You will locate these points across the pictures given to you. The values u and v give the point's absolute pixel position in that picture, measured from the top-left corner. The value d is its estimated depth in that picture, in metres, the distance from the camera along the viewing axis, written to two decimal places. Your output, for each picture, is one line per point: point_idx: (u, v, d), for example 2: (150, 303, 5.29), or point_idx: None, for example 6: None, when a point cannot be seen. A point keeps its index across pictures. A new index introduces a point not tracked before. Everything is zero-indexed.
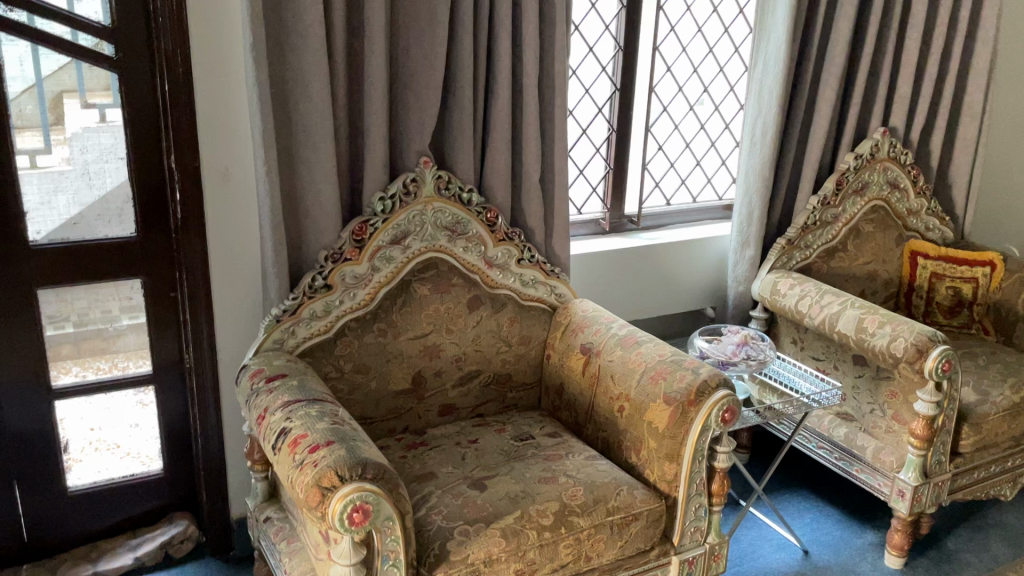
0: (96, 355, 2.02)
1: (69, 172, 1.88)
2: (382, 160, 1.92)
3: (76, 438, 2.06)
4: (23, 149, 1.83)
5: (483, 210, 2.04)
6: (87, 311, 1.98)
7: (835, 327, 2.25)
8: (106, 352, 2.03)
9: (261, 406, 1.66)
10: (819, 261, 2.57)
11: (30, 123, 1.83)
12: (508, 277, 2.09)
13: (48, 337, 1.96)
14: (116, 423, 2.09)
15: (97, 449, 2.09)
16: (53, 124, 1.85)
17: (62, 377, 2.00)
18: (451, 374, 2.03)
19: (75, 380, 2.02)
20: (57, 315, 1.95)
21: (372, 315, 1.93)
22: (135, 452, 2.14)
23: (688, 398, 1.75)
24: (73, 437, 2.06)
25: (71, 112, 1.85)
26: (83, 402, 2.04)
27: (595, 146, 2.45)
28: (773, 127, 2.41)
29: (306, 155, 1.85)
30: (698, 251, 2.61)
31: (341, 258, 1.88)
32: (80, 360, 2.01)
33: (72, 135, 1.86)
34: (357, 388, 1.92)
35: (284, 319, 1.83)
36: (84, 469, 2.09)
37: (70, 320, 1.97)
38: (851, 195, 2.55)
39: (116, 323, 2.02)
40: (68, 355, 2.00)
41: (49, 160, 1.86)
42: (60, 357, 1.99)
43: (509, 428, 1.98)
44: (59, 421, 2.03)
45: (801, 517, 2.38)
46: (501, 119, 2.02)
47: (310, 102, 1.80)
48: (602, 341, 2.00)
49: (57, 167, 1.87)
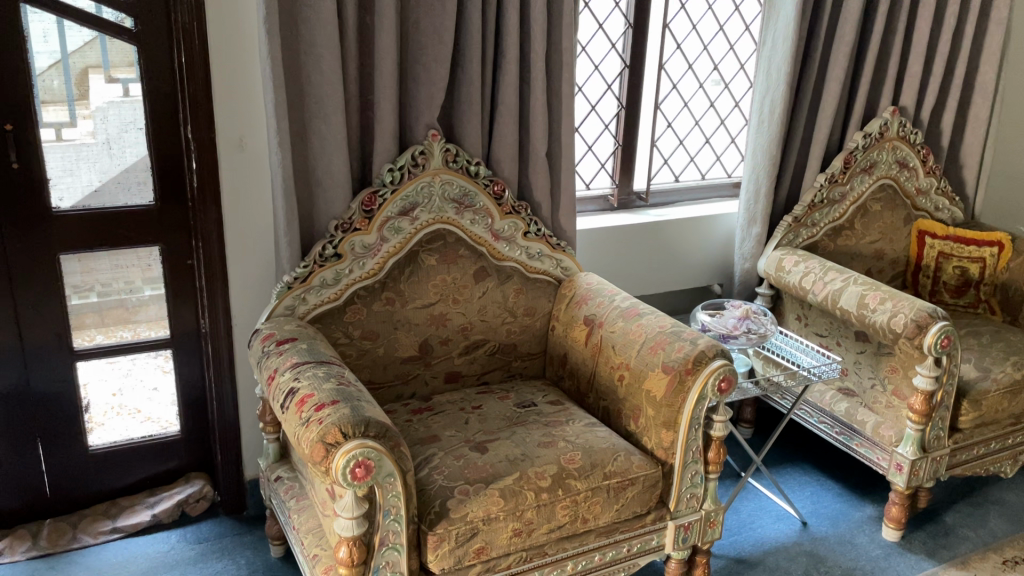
0: (119, 324, 2.11)
1: (92, 143, 1.95)
2: (392, 132, 1.97)
3: (99, 401, 2.15)
4: (49, 121, 1.90)
5: (490, 183, 2.09)
6: (110, 278, 2.06)
7: (837, 303, 2.28)
8: (129, 321, 2.11)
9: (271, 367, 1.73)
10: (825, 239, 2.59)
11: (56, 97, 1.90)
12: (514, 250, 2.14)
13: (73, 304, 2.04)
14: (137, 388, 2.18)
15: (118, 412, 2.18)
16: (78, 98, 1.92)
17: (85, 344, 2.09)
18: (457, 343, 2.09)
19: (97, 344, 2.10)
20: (82, 283, 2.03)
21: (380, 284, 2.00)
22: (155, 416, 2.22)
23: (686, 366, 1.81)
24: (95, 399, 2.14)
25: (95, 87, 1.92)
26: (104, 367, 2.13)
27: (604, 122, 2.49)
28: (780, 106, 2.43)
29: (318, 127, 1.90)
30: (704, 228, 2.64)
31: (351, 228, 1.95)
32: (104, 328, 2.09)
33: (96, 109, 1.93)
34: (366, 354, 1.98)
35: (296, 286, 1.91)
36: (105, 430, 2.18)
37: (95, 289, 2.05)
38: (859, 174, 2.57)
39: (138, 293, 2.10)
40: (91, 324, 2.08)
41: (74, 134, 1.93)
42: (84, 325, 2.07)
43: (512, 396, 2.04)
44: (83, 385, 2.12)
45: (801, 490, 2.42)
46: (509, 93, 2.06)
47: (322, 75, 1.85)
48: (604, 313, 2.06)
49: (81, 141, 1.94)
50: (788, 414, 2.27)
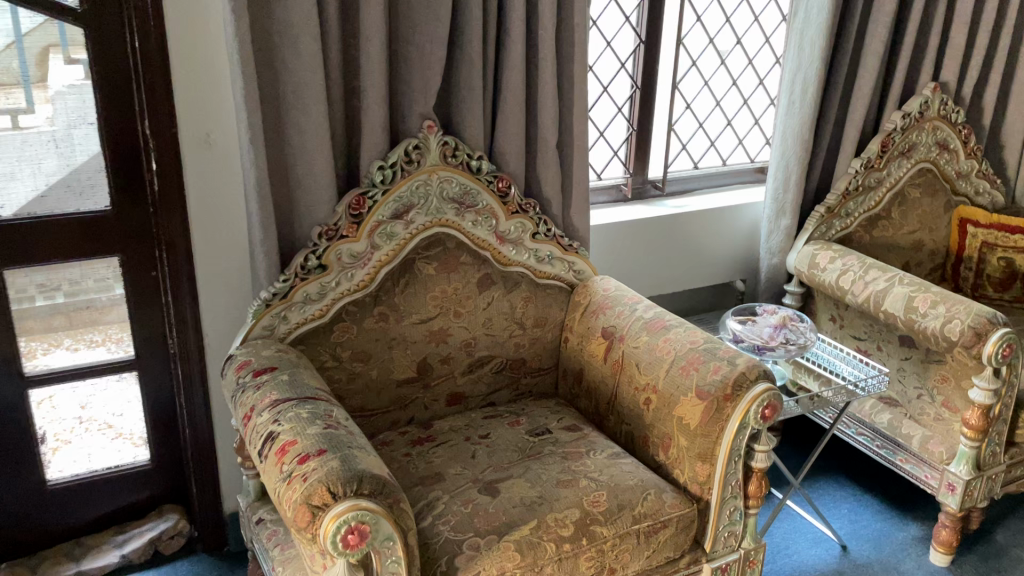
0: (88, 326, 1.85)
1: (50, 131, 1.69)
2: (382, 123, 1.71)
3: (66, 417, 1.90)
4: (3, 107, 1.65)
5: (495, 179, 1.84)
6: (78, 277, 1.80)
7: (881, 306, 2.04)
8: (98, 323, 1.86)
9: (247, 405, 1.49)
10: (860, 230, 2.36)
11: (11, 79, 1.64)
12: (522, 254, 1.90)
13: (39, 307, 1.79)
14: (106, 405, 1.93)
15: (84, 435, 1.94)
16: (35, 81, 1.66)
17: (53, 350, 1.84)
18: (460, 360, 1.85)
19: (62, 351, 1.85)
20: (48, 282, 1.78)
21: (372, 297, 1.75)
22: (126, 433, 1.98)
23: (724, 392, 1.58)
24: (61, 415, 1.90)
25: (55, 69, 1.66)
26: (67, 386, 1.88)
27: (617, 105, 2.24)
28: (815, 85, 2.18)
29: (296, 120, 1.64)
30: (727, 220, 2.40)
31: (338, 235, 1.70)
32: (71, 332, 1.84)
33: (55, 93, 1.67)
34: (357, 378, 1.74)
35: (276, 303, 1.66)
36: (67, 457, 1.93)
37: (61, 290, 1.80)
38: (897, 158, 2.33)
39: (111, 292, 1.84)
40: (60, 327, 1.83)
41: (32, 121, 1.67)
42: (51, 328, 1.82)
43: (524, 421, 1.80)
44: (48, 398, 1.87)
45: (838, 507, 2.21)
46: (515, 76, 1.80)
47: (299, 60, 1.59)
48: (626, 325, 1.82)
49: (40, 128, 1.68)
50: (829, 430, 2.06)
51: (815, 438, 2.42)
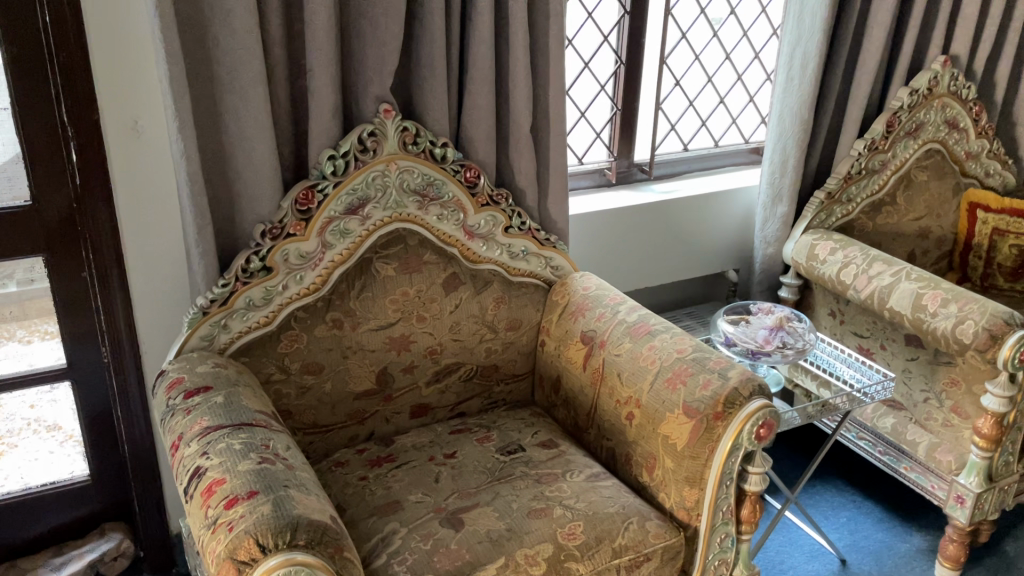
0: (45, 317, 1.67)
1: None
2: (332, 107, 1.52)
3: (14, 416, 1.74)
4: None
5: (462, 169, 1.66)
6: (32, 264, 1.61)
7: (886, 303, 1.87)
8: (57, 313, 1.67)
9: (175, 432, 1.31)
10: (862, 217, 2.18)
11: None
12: (493, 250, 1.73)
13: None
14: (59, 405, 1.76)
15: (31, 437, 1.78)
16: None
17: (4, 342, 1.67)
18: (425, 369, 1.68)
19: (14, 344, 1.68)
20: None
21: (325, 301, 1.58)
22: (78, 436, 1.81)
23: (715, 410, 1.42)
24: (9, 415, 1.74)
25: None
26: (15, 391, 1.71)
27: (599, 83, 2.06)
28: (816, 59, 1.99)
29: (232, 104, 1.45)
30: (719, 206, 2.22)
31: (284, 234, 1.52)
32: (24, 323, 1.67)
33: None
34: (308, 392, 1.57)
35: (215, 310, 1.49)
36: (14, 459, 1.78)
37: (13, 278, 1.61)
38: (902, 138, 2.15)
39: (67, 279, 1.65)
40: (12, 317, 1.65)
41: None
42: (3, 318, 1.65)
43: (495, 437, 1.63)
44: None
45: (834, 516, 2.06)
46: (482, 53, 1.60)
47: (233, 36, 1.39)
48: (607, 330, 1.66)
49: None
50: (829, 436, 1.82)
51: (814, 444, 2.26)
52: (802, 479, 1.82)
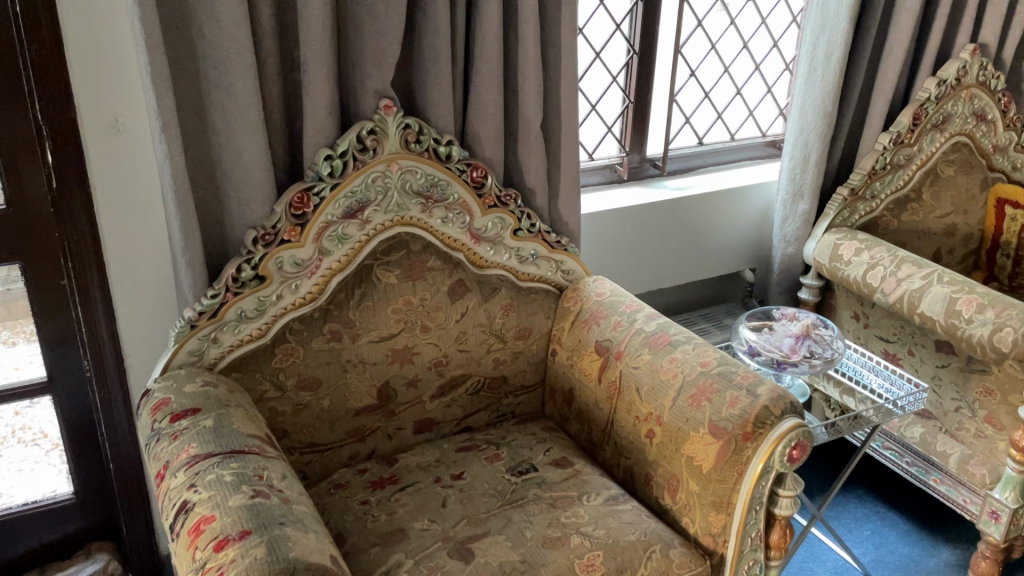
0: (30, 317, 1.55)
1: None
2: (328, 103, 1.40)
3: None
4: None
5: (467, 168, 1.54)
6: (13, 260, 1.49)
7: (916, 308, 1.77)
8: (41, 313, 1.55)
9: (161, 461, 1.20)
10: (887, 214, 2.08)
11: None
12: (501, 254, 1.62)
13: None
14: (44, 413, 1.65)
15: (16, 445, 1.67)
16: None
17: None
18: (429, 383, 1.57)
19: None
20: None
21: (322, 312, 1.47)
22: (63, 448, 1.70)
23: (743, 430, 1.32)
24: None
25: None
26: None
27: (611, 74, 1.95)
28: (841, 48, 1.87)
29: (220, 100, 1.33)
30: (735, 203, 2.12)
31: (277, 240, 1.41)
32: (9, 323, 1.54)
33: None
34: (305, 409, 1.46)
35: (204, 323, 1.38)
36: None
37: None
38: (929, 132, 2.04)
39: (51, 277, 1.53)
40: None
41: None
42: None
43: (505, 455, 1.53)
44: None
45: (857, 529, 1.96)
46: (490, 44, 1.49)
47: (219, 26, 1.28)
48: (623, 340, 1.55)
49: None
50: (859, 447, 1.72)
51: (843, 455, 2.15)
52: (833, 491, 1.70)
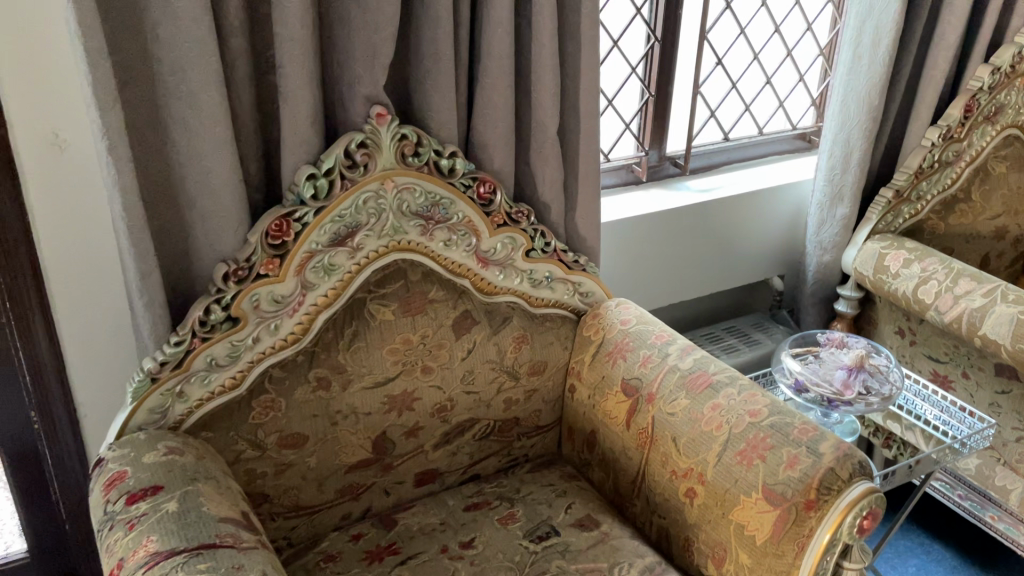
0: None
1: None
2: (310, 113, 1.18)
3: None
4: None
5: (474, 183, 1.33)
6: None
7: (977, 330, 1.56)
8: None
9: (113, 557, 0.99)
10: (932, 217, 1.88)
11: None
12: (512, 278, 1.41)
13: None
14: None
15: None
16: None
17: None
18: (432, 430, 1.37)
19: None
20: None
21: (307, 355, 1.26)
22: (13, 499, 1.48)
23: (806, 497, 1.12)
24: None
25: None
26: None
27: (630, 64, 1.73)
28: (891, 34, 1.66)
29: (180, 112, 1.10)
30: (765, 206, 1.91)
31: (252, 275, 1.19)
32: None
33: None
34: (289, 469, 1.26)
35: (167, 375, 1.17)
36: None
37: None
38: (980, 125, 1.83)
39: None
40: None
41: None
42: None
43: (521, 512, 1.34)
44: None
45: (902, 565, 1.73)
46: (499, 40, 1.26)
47: (176, 24, 1.05)
48: (655, 379, 1.34)
49: None
50: (917, 484, 1.52)
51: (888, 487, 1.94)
52: (890, 536, 1.51)
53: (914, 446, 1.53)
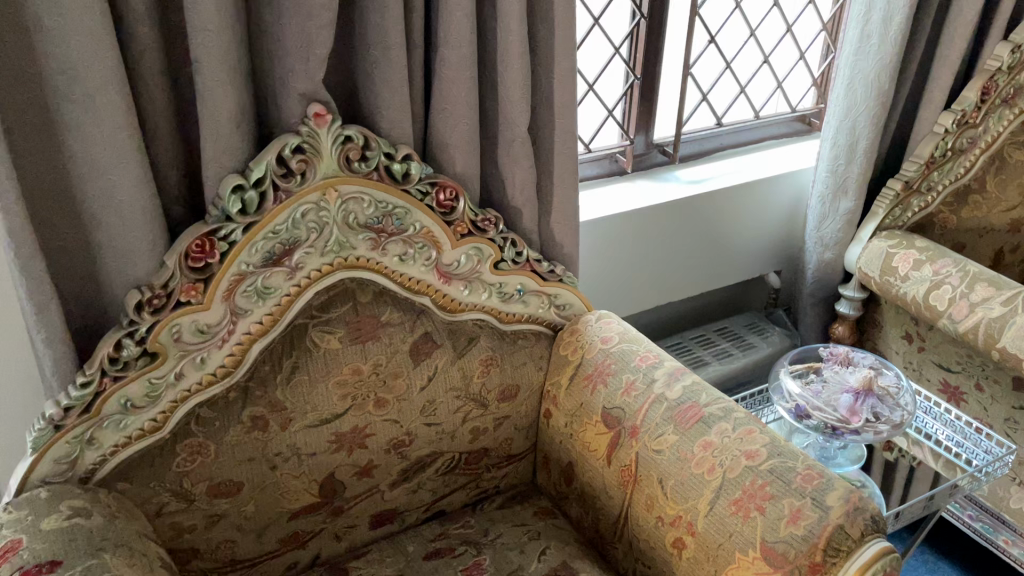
0: None
1: None
2: (234, 114, 1.00)
3: None
4: None
5: (432, 189, 1.15)
6: None
7: (994, 342, 1.40)
8: None
9: None
10: (943, 210, 1.72)
11: None
12: (478, 294, 1.24)
13: None
14: None
15: None
16: None
17: None
18: (389, 468, 1.22)
19: None
20: None
21: (240, 390, 1.10)
22: None
23: (811, 559, 0.96)
24: None
25: None
26: None
27: (613, 44, 1.55)
28: (904, 10, 1.48)
29: (73, 117, 0.92)
30: (761, 198, 1.75)
31: (171, 303, 1.02)
32: None
33: None
34: (222, 519, 1.11)
35: (74, 421, 1.00)
36: None
37: None
38: (998, 108, 1.66)
39: None
40: None
41: None
42: None
43: (488, 561, 1.19)
44: None
45: None
46: (458, 25, 1.08)
47: (60, 13, 0.87)
48: (640, 411, 1.19)
49: None
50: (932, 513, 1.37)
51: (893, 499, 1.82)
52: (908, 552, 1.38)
53: (921, 461, 1.42)
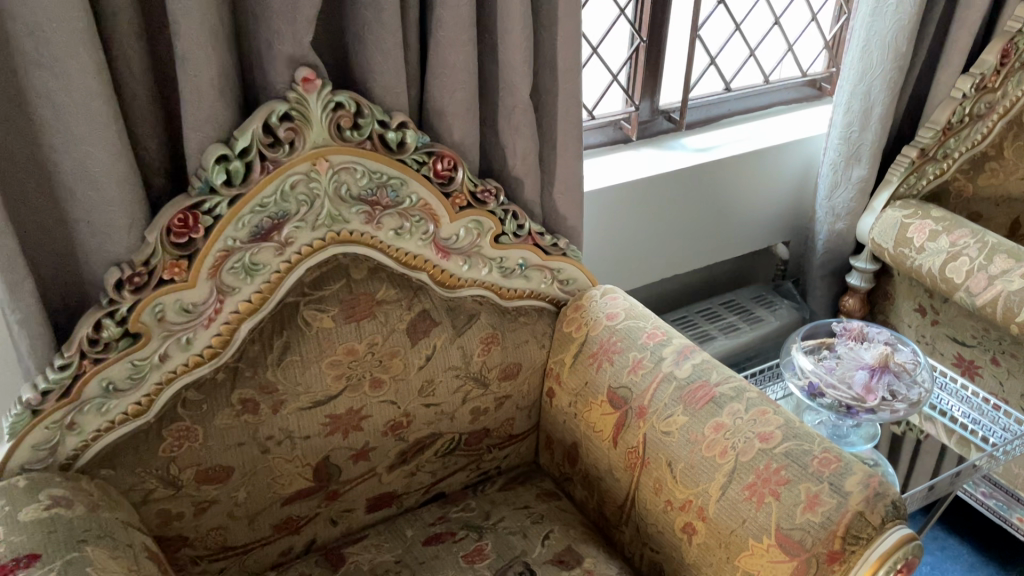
0: None
1: None
2: (216, 81, 0.94)
3: None
4: None
5: (429, 158, 1.09)
6: None
7: (1013, 316, 1.34)
8: None
9: None
10: (959, 178, 1.66)
11: None
12: (478, 269, 1.19)
13: None
14: None
15: None
16: None
17: None
18: (386, 451, 1.17)
19: None
20: None
21: (228, 371, 1.05)
22: None
23: (829, 548, 0.92)
24: None
25: None
26: None
27: (618, 5, 1.48)
28: None
29: (41, 83, 0.86)
30: (770, 167, 1.69)
31: (153, 281, 0.96)
32: None
33: None
34: (212, 505, 1.06)
35: (53, 406, 0.95)
36: None
37: None
38: (1017, 72, 1.60)
39: None
40: None
41: None
42: None
43: (490, 547, 1.14)
44: None
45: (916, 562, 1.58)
46: None
47: None
48: (647, 390, 1.13)
49: None
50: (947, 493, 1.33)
51: None
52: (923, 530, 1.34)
53: (930, 436, 1.38)
